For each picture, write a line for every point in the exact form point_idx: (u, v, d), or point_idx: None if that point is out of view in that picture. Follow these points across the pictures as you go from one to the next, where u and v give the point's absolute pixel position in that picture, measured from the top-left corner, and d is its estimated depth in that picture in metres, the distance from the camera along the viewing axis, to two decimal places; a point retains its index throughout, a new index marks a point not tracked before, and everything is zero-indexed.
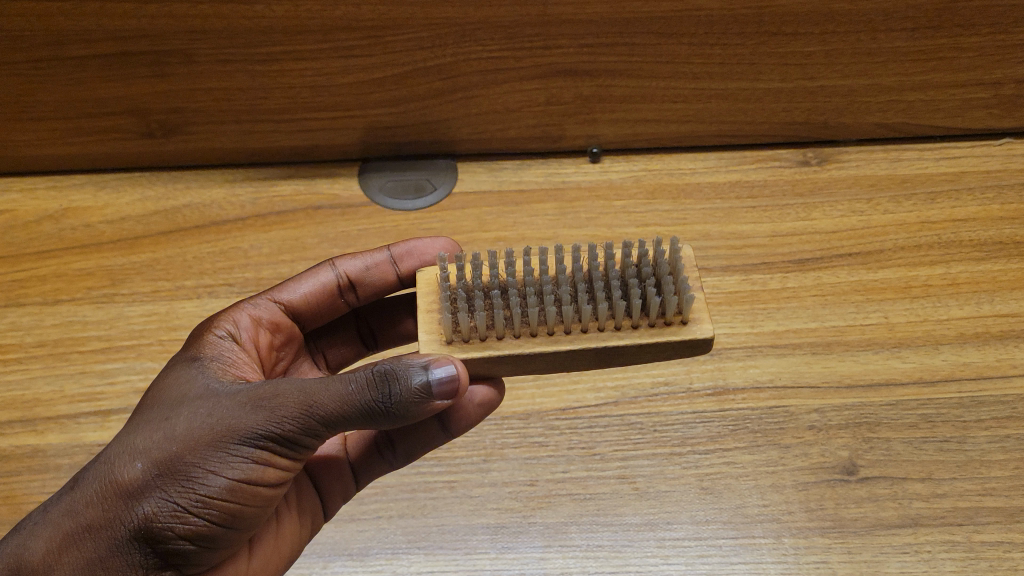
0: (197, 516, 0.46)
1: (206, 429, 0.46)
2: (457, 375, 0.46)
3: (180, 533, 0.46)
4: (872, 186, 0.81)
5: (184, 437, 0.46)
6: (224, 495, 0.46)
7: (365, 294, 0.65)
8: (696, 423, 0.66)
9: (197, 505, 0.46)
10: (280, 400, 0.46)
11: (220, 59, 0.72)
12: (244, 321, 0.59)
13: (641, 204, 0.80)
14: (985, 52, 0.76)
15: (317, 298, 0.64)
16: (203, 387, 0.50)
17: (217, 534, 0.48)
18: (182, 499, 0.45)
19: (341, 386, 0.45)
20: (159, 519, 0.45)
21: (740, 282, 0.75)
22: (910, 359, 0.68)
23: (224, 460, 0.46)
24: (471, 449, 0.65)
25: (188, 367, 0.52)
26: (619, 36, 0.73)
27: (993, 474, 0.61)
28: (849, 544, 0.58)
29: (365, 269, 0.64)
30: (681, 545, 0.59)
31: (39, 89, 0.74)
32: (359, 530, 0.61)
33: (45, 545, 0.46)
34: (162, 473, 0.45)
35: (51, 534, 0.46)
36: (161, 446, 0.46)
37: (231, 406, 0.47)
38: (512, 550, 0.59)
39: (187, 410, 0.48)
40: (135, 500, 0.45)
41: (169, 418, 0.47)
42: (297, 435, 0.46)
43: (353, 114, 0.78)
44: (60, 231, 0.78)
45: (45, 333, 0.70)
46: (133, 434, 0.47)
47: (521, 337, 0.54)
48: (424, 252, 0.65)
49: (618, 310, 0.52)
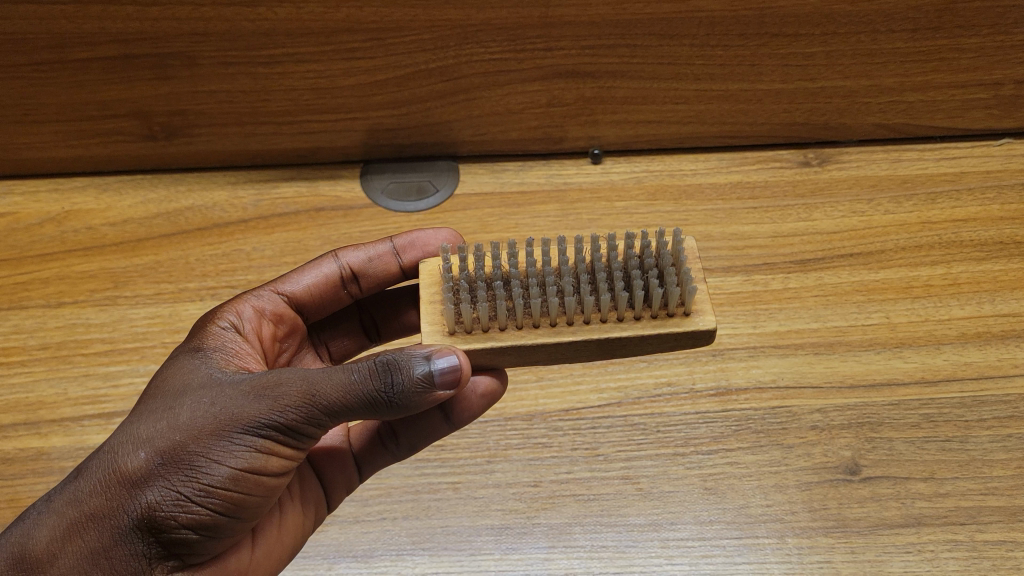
0: (200, 505, 0.46)
1: (209, 418, 0.46)
2: (459, 365, 0.46)
3: (183, 522, 0.46)
4: (873, 186, 0.82)
5: (188, 426, 0.46)
6: (227, 485, 0.46)
7: (368, 286, 0.65)
8: (699, 423, 0.66)
9: (200, 494, 0.46)
10: (283, 390, 0.46)
11: (223, 62, 0.72)
12: (248, 312, 0.59)
13: (643, 206, 0.80)
14: (984, 53, 0.76)
15: (320, 290, 0.64)
16: (206, 377, 0.50)
17: (220, 523, 0.48)
18: (185, 488, 0.45)
19: (344, 376, 0.46)
20: (161, 508, 0.45)
21: (742, 283, 0.75)
22: (912, 359, 0.68)
23: (228, 449, 0.46)
24: (475, 450, 0.65)
25: (191, 358, 0.52)
26: (621, 38, 0.73)
27: (995, 474, 0.62)
28: (852, 543, 0.59)
29: (367, 260, 0.64)
30: (685, 545, 0.59)
31: (41, 92, 0.74)
32: (364, 531, 0.61)
33: (48, 534, 0.45)
34: (166, 462, 0.45)
35: (54, 523, 0.46)
36: (165, 435, 0.46)
37: (234, 395, 0.47)
38: (517, 551, 0.59)
39: (191, 400, 0.48)
40: (138, 488, 0.45)
41: (173, 408, 0.47)
42: (300, 425, 0.46)
43: (355, 116, 0.78)
44: (62, 234, 0.78)
45: (48, 336, 0.70)
46: (136, 423, 0.47)
47: (523, 328, 0.54)
48: (427, 243, 0.65)
49: (620, 301, 0.52)
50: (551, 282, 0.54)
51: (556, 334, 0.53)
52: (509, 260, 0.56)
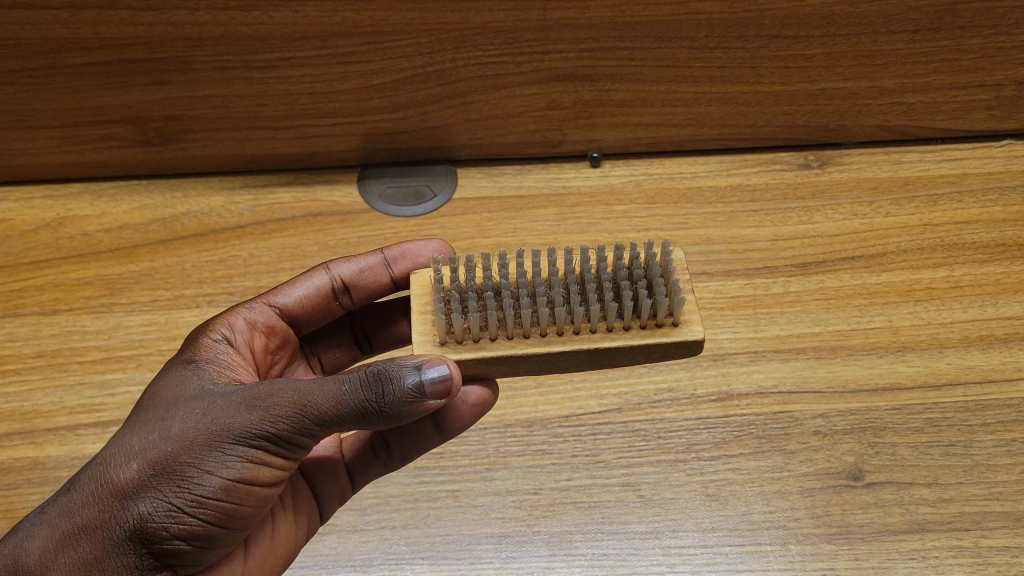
0: (193, 515, 0.45)
1: (201, 429, 0.46)
2: (450, 375, 0.46)
3: (175, 533, 0.45)
4: (874, 189, 0.81)
5: (180, 437, 0.45)
6: (219, 495, 0.46)
7: (360, 297, 0.64)
8: (700, 429, 0.65)
9: (192, 504, 0.45)
10: (275, 399, 0.46)
11: (218, 66, 0.72)
12: (240, 324, 0.59)
13: (642, 209, 0.79)
14: (984, 54, 0.76)
15: (312, 302, 0.63)
16: (198, 388, 0.49)
17: (213, 534, 0.47)
18: (178, 499, 0.45)
19: (335, 386, 0.45)
20: (153, 519, 0.45)
21: (743, 287, 0.74)
22: (914, 362, 0.68)
23: (220, 459, 0.45)
24: (474, 458, 0.65)
25: (184, 370, 0.51)
26: (620, 41, 0.73)
27: (1000, 479, 0.61)
28: (856, 551, 0.58)
29: (359, 272, 0.63)
30: (687, 553, 0.59)
31: (35, 97, 0.73)
32: (363, 540, 0.60)
33: (41, 546, 0.45)
34: (159, 473, 0.45)
35: (47, 534, 0.45)
36: (157, 446, 0.45)
37: (226, 405, 0.46)
38: (517, 559, 0.59)
39: (183, 410, 0.47)
40: (130, 500, 0.45)
41: (165, 418, 0.47)
42: (292, 435, 0.46)
43: (352, 121, 0.77)
44: (57, 240, 0.77)
45: (44, 343, 0.69)
46: (129, 434, 0.46)
47: (514, 338, 0.54)
48: (418, 255, 0.64)
49: (611, 312, 0.52)
50: (542, 292, 0.54)
51: (546, 345, 0.53)
52: (500, 271, 0.56)
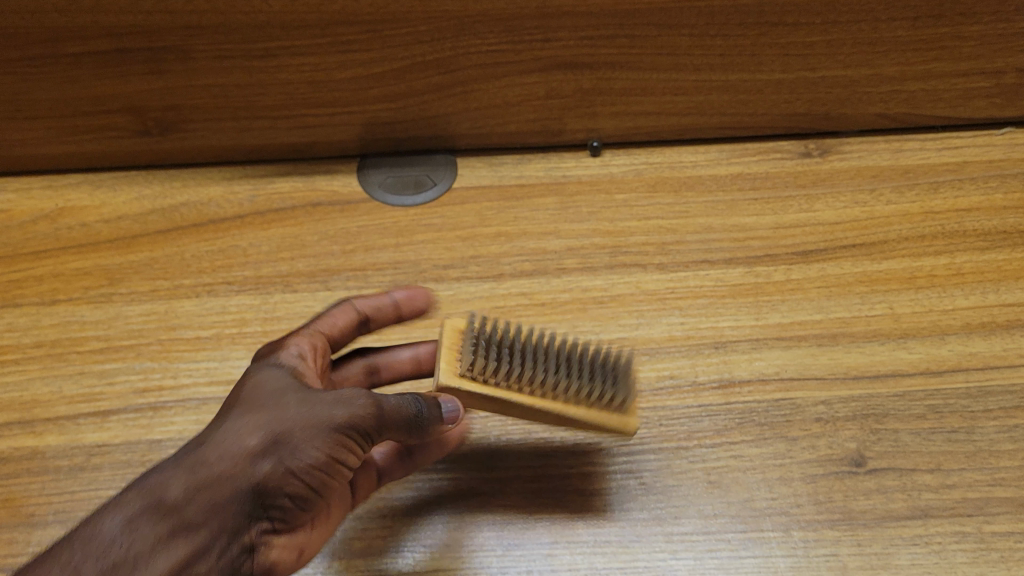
0: (300, 482, 0.49)
1: (303, 413, 0.50)
2: (460, 408, 0.56)
3: (287, 494, 0.49)
4: (874, 176, 0.81)
5: (288, 416, 0.49)
6: (316, 470, 0.49)
7: (375, 329, 0.65)
8: (702, 417, 0.65)
9: (301, 474, 0.49)
10: (356, 399, 0.51)
11: (217, 55, 0.71)
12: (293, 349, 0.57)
13: (643, 198, 0.79)
14: (986, 41, 0.75)
15: (346, 332, 0.63)
16: (286, 381, 0.53)
17: (309, 505, 0.50)
18: (290, 468, 0.48)
19: (396, 398, 0.53)
20: (272, 480, 0.48)
21: (744, 274, 0.74)
22: (916, 349, 0.68)
23: (316, 441, 0.49)
24: (476, 446, 0.64)
25: (264, 369, 0.54)
26: (620, 28, 0.72)
27: (1002, 465, 0.62)
28: (859, 536, 0.58)
29: (378, 304, 0.64)
30: (690, 539, 0.58)
31: (33, 87, 0.73)
32: (363, 528, 0.60)
33: (177, 486, 0.47)
34: (275, 442, 0.49)
35: (183, 478, 0.47)
36: (270, 420, 0.49)
37: (319, 400, 0.51)
38: (519, 548, 0.58)
39: (280, 399, 0.51)
40: (253, 462, 0.48)
41: (266, 404, 0.50)
42: (373, 434, 0.51)
43: (351, 110, 0.77)
44: (56, 231, 0.76)
45: (43, 333, 0.69)
46: (239, 414, 0.50)
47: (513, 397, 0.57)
48: (415, 294, 0.66)
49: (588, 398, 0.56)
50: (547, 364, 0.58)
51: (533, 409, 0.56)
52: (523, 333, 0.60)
